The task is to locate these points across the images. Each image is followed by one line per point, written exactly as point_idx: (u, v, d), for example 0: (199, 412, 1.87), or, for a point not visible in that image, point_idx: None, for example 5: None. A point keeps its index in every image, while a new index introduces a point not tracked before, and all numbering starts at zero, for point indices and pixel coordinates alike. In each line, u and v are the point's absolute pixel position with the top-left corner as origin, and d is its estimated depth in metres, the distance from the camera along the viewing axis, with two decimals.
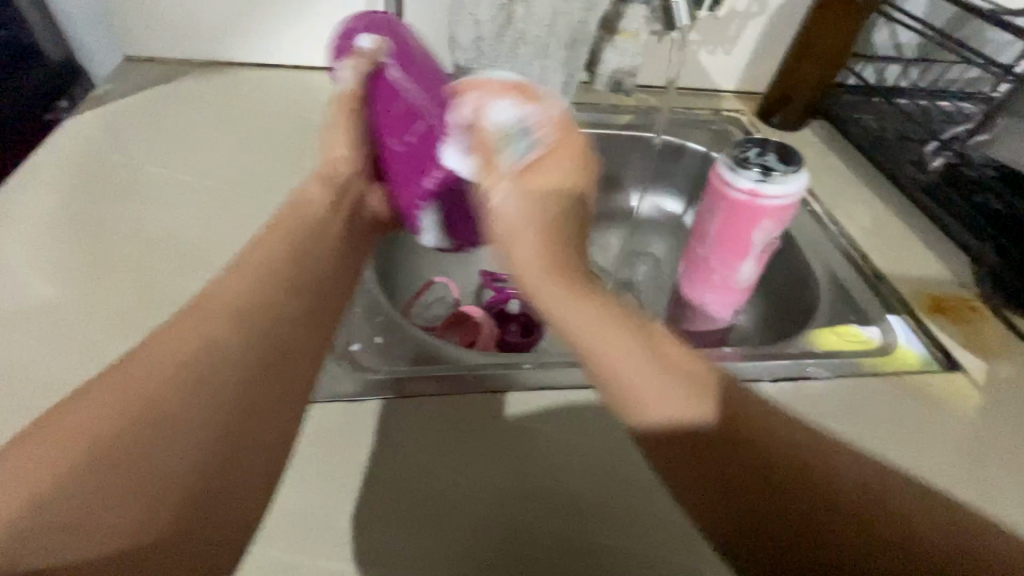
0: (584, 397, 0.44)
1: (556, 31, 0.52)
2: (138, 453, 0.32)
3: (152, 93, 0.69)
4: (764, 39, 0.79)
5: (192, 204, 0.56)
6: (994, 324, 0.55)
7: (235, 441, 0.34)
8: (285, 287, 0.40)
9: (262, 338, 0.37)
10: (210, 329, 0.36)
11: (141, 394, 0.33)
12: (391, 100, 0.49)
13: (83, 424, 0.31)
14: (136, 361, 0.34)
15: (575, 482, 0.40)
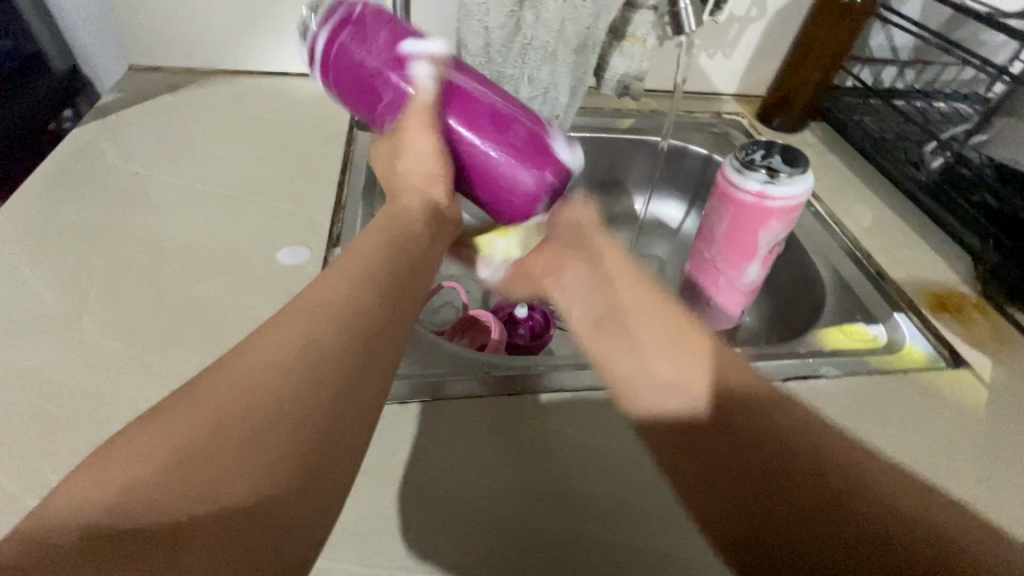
0: (601, 398, 0.45)
1: (565, 37, 0.52)
2: (229, 473, 0.23)
3: (158, 103, 0.69)
4: (764, 43, 0.80)
5: (203, 212, 0.56)
6: (997, 320, 0.56)
7: (330, 458, 0.25)
8: (379, 272, 0.33)
9: (356, 327, 0.29)
10: (305, 322, 0.29)
11: (231, 401, 0.25)
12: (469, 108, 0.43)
13: (153, 443, 0.24)
14: (220, 367, 0.27)
15: (615, 488, 0.40)
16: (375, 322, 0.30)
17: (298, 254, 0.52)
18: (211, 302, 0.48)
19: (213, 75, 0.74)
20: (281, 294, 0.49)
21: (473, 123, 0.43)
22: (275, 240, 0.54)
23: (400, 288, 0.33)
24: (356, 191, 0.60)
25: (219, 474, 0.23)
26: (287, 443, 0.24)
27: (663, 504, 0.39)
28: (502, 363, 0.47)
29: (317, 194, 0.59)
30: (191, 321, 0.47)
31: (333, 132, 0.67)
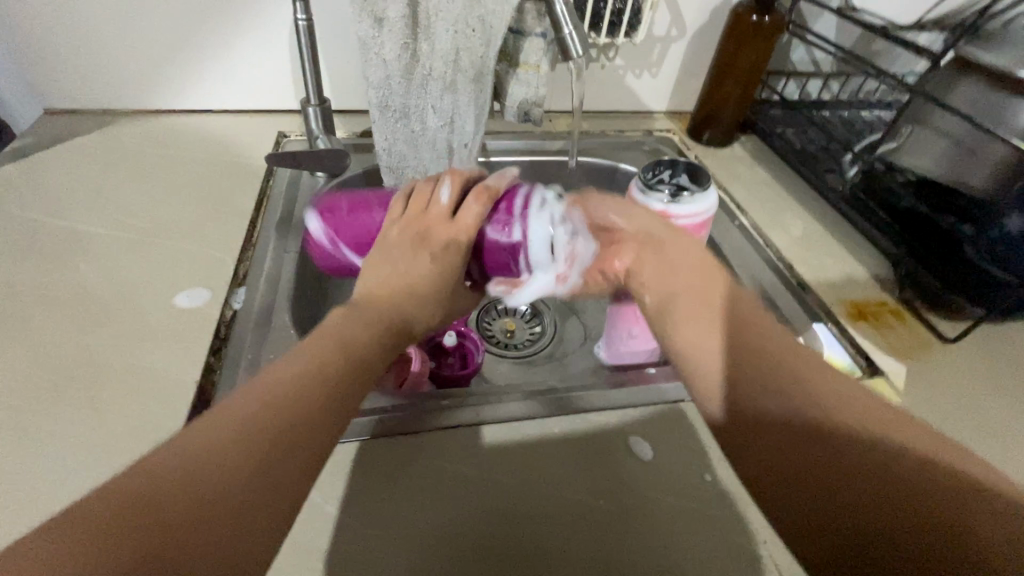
0: (526, 427, 0.45)
1: (461, 67, 0.53)
2: (191, 549, 0.24)
3: (71, 145, 0.67)
4: (687, 62, 0.82)
5: (103, 257, 0.54)
6: (913, 325, 0.56)
7: (261, 527, 0.27)
8: (332, 352, 0.35)
9: (301, 404, 0.31)
10: (268, 394, 0.31)
11: (195, 482, 0.26)
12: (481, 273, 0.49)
13: (99, 531, 0.23)
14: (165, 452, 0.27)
15: (517, 525, 0.39)
16: (321, 391, 0.32)
17: (199, 296, 0.51)
18: (98, 351, 0.46)
19: (134, 115, 0.73)
20: (175, 340, 0.47)
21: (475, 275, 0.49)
22: (176, 283, 0.52)
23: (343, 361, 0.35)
24: (270, 227, 0.59)
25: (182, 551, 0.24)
26: (233, 519, 0.26)
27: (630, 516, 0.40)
28: (392, 403, 0.45)
29: (229, 231, 0.58)
30: (72, 372, 0.44)
31: (252, 169, 0.67)
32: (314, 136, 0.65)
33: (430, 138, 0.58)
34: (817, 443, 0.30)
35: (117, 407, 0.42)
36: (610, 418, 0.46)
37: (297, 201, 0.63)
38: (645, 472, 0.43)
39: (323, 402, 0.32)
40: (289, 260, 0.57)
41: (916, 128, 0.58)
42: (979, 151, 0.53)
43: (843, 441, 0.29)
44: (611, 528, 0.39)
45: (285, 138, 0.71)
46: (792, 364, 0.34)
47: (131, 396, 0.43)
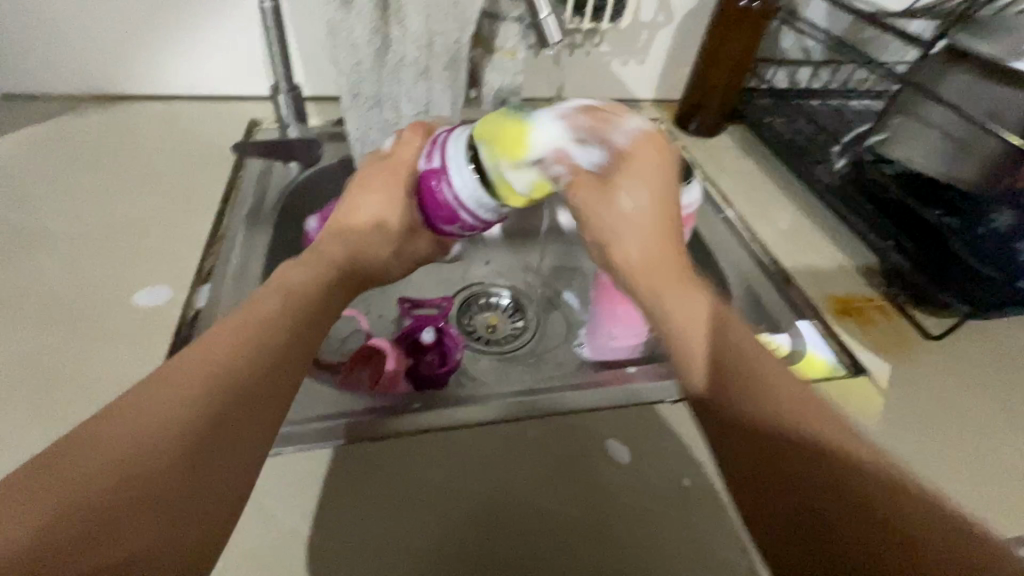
0: (500, 425, 0.44)
1: (435, 52, 0.51)
2: (138, 515, 0.23)
3: (29, 133, 0.64)
4: (674, 49, 0.79)
5: (57, 252, 0.51)
6: (898, 322, 0.55)
7: (204, 502, 0.25)
8: (278, 308, 0.34)
9: (239, 371, 0.29)
10: (207, 360, 0.29)
11: (114, 458, 0.24)
12: (430, 210, 0.46)
13: (41, 497, 0.23)
14: (101, 421, 0.26)
15: (496, 535, 0.37)
16: (266, 357, 0.30)
17: (160, 294, 0.49)
18: (50, 352, 0.44)
19: (95, 101, 0.70)
20: (133, 340, 0.45)
21: (427, 217, 0.47)
22: (135, 280, 0.50)
23: (285, 326, 0.33)
24: (238, 220, 0.56)
25: (106, 528, 0.23)
26: (178, 479, 0.25)
27: (600, 509, 0.39)
28: (360, 405, 0.43)
29: (194, 225, 0.55)
30: (20, 375, 0.42)
31: (220, 158, 0.64)
32: (285, 124, 0.63)
33: (404, 128, 0.55)
34: (786, 466, 0.30)
35: (66, 412, 0.40)
36: (588, 420, 0.45)
37: (266, 192, 0.60)
38: (622, 476, 0.41)
39: (272, 357, 0.31)
40: (257, 254, 0.54)
41: (906, 119, 0.57)
42: (970, 146, 0.52)
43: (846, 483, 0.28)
44: (579, 526, 0.38)
45: (257, 127, 0.68)
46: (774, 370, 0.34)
47: (81, 400, 0.41)
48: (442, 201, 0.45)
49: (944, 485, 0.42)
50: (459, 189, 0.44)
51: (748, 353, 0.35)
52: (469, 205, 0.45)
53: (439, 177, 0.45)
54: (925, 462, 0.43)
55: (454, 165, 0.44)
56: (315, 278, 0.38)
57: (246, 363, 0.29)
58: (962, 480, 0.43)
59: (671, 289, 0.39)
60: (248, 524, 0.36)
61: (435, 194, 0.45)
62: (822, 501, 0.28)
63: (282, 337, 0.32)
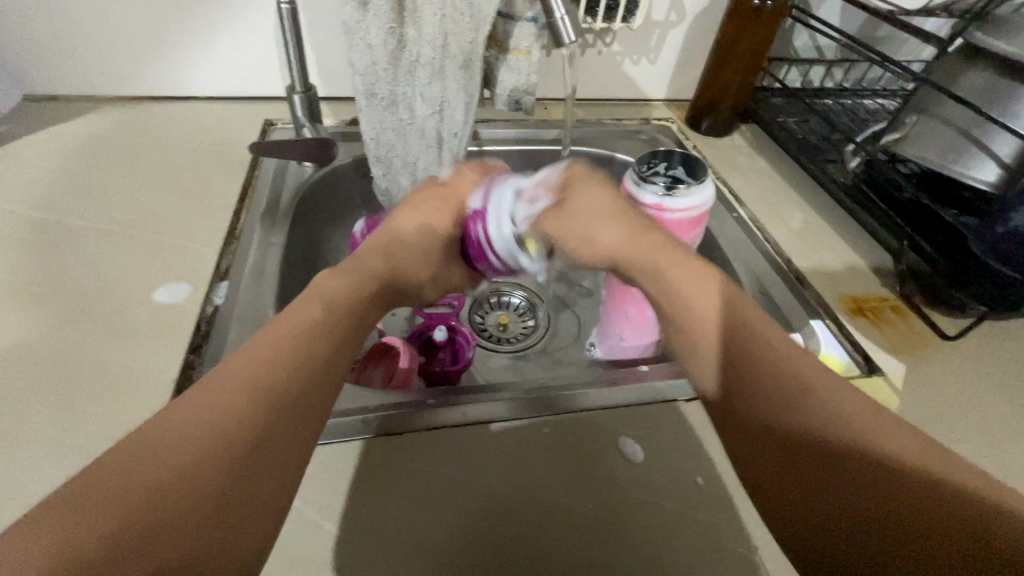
0: (523, 425, 0.44)
1: (450, 53, 0.52)
2: (192, 519, 0.25)
3: (51, 133, 0.65)
4: (686, 48, 0.79)
5: (80, 250, 0.53)
6: (912, 321, 0.55)
7: (249, 519, 0.27)
8: (319, 313, 0.34)
9: (268, 384, 0.30)
10: (252, 368, 0.30)
11: (165, 472, 0.25)
12: (467, 251, 0.50)
13: (102, 500, 0.24)
14: (154, 428, 0.27)
15: (509, 529, 0.38)
16: (305, 367, 0.31)
17: (179, 291, 0.50)
18: (73, 347, 0.45)
19: (114, 102, 0.71)
20: (154, 336, 0.46)
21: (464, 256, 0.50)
22: (155, 277, 0.51)
23: (319, 340, 0.33)
24: (254, 219, 0.57)
25: (160, 542, 0.24)
26: (227, 485, 0.26)
27: (626, 513, 0.39)
28: (376, 401, 0.44)
29: (212, 223, 0.56)
30: (46, 369, 0.43)
31: (236, 158, 0.65)
32: (300, 125, 0.63)
33: (418, 127, 0.56)
34: (810, 469, 0.30)
35: (90, 406, 0.41)
36: (601, 418, 0.45)
37: (282, 191, 0.61)
38: (637, 476, 0.41)
39: (311, 366, 0.32)
40: (273, 252, 0.55)
41: (921, 118, 0.57)
42: (984, 143, 0.52)
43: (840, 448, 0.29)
44: (605, 529, 0.39)
45: (272, 127, 0.69)
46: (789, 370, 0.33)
47: (104, 395, 0.42)
48: (477, 242, 0.48)
49: None
50: (493, 235, 0.47)
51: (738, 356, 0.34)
52: (499, 252, 0.48)
53: (477, 220, 0.48)
54: None
55: (490, 210, 0.47)
56: (344, 286, 0.38)
57: (286, 372, 0.31)
58: None
59: (689, 284, 0.38)
60: None
61: (472, 233, 0.48)
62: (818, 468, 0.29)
63: (322, 344, 0.33)
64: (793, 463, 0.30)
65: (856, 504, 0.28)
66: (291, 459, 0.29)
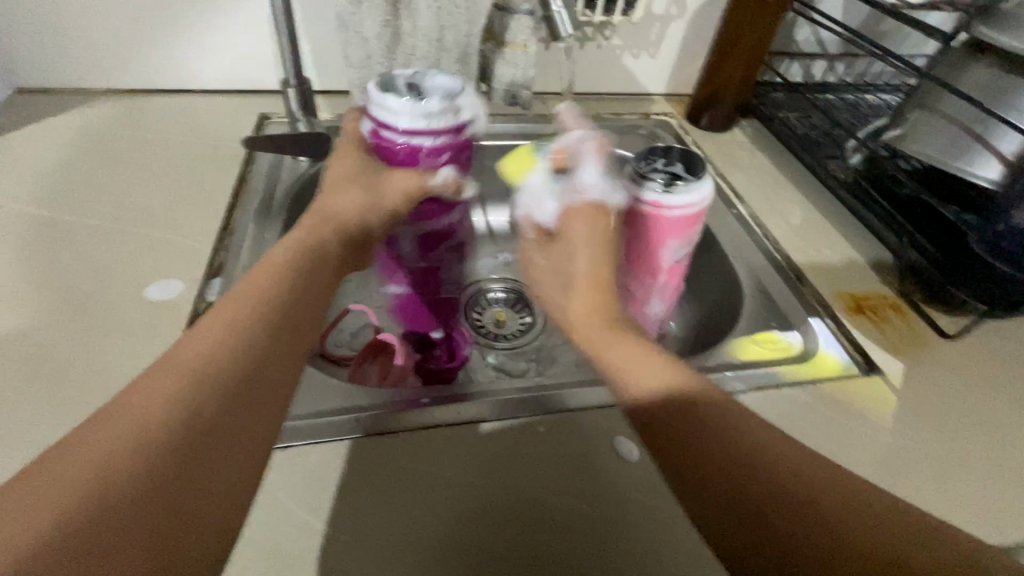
0: (518, 423, 0.44)
1: (446, 46, 0.51)
2: (136, 518, 0.24)
3: (41, 126, 0.64)
4: (686, 42, 0.78)
5: (71, 245, 0.52)
6: (911, 320, 0.54)
7: (193, 514, 0.25)
8: (254, 304, 0.33)
9: (209, 379, 0.29)
10: (188, 365, 0.29)
11: (93, 468, 0.24)
12: (413, 160, 0.46)
13: (35, 509, 0.23)
14: (86, 433, 0.26)
15: (495, 526, 0.38)
16: (250, 358, 0.30)
17: (170, 288, 0.49)
18: (63, 345, 0.44)
19: (108, 95, 0.70)
20: (146, 333, 0.45)
21: (420, 161, 0.46)
22: (146, 274, 0.50)
23: (270, 332, 0.32)
24: (248, 215, 0.57)
25: (86, 539, 0.22)
26: (173, 483, 0.25)
27: (614, 512, 0.39)
28: (369, 400, 0.44)
29: (205, 218, 0.56)
30: (39, 365, 0.43)
31: (230, 152, 0.64)
32: (294, 119, 0.63)
33: None
34: (783, 521, 0.29)
35: (80, 404, 0.41)
36: (596, 416, 0.44)
37: (277, 187, 0.60)
38: (629, 474, 0.41)
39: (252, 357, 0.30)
40: (267, 248, 0.54)
41: (922, 113, 0.56)
42: (987, 139, 0.52)
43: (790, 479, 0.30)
44: (591, 526, 0.38)
45: (266, 121, 0.69)
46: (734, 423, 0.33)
47: (94, 393, 0.41)
48: (400, 138, 0.45)
49: (958, 487, 0.42)
50: (400, 122, 0.44)
51: (687, 430, 0.33)
52: (417, 125, 0.44)
53: (384, 129, 0.45)
54: (940, 462, 0.43)
55: (378, 114, 0.44)
56: (293, 269, 0.37)
57: (229, 367, 0.29)
58: (977, 481, 0.42)
59: (636, 360, 0.37)
60: (261, 517, 0.37)
61: (394, 144, 0.45)
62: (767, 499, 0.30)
63: (260, 335, 0.32)
64: (760, 524, 0.30)
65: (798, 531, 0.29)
66: (246, 450, 0.28)
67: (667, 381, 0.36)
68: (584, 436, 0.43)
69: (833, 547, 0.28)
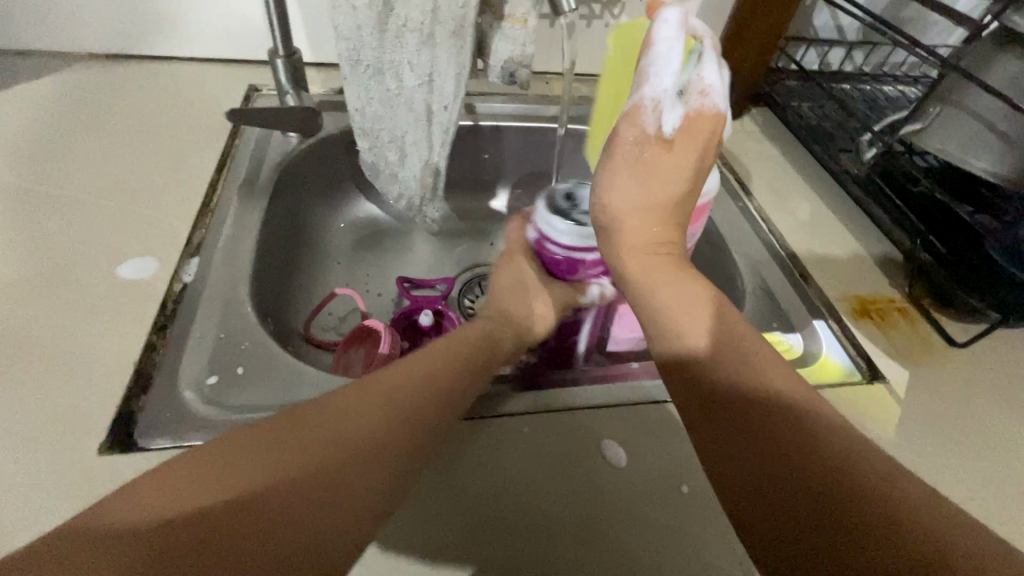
0: (505, 421, 0.41)
1: (441, 18, 0.48)
2: (266, 514, 0.26)
3: (18, 90, 0.62)
4: (697, 24, 0.75)
5: (42, 218, 0.50)
6: (919, 325, 0.52)
7: (316, 536, 0.27)
8: (441, 362, 0.39)
9: (373, 417, 0.33)
10: (366, 396, 0.34)
11: (277, 452, 0.29)
12: (569, 269, 0.49)
13: (204, 475, 0.27)
14: (275, 425, 0.31)
15: (476, 532, 0.35)
16: (406, 411, 0.34)
17: (146, 267, 0.47)
18: (26, 324, 0.42)
19: (89, 59, 0.67)
20: (117, 313, 0.43)
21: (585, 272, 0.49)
22: (121, 250, 0.48)
23: (431, 392, 0.36)
24: (232, 191, 0.54)
25: (239, 518, 0.26)
26: (302, 496, 0.28)
27: (605, 525, 0.36)
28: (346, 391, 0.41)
29: (186, 194, 0.53)
30: (3, 344, 0.41)
31: (216, 125, 0.61)
32: (283, 92, 0.60)
33: (407, 99, 0.52)
34: (798, 474, 0.29)
35: (43, 386, 0.39)
36: (588, 417, 0.41)
37: (264, 163, 0.58)
38: (619, 482, 0.38)
39: (411, 410, 0.34)
40: (249, 228, 0.52)
41: (943, 108, 0.53)
42: (1011, 138, 0.49)
43: (798, 433, 0.30)
44: (578, 536, 0.36)
45: (255, 93, 0.65)
46: (757, 383, 0.33)
47: (56, 376, 0.39)
48: (564, 257, 0.48)
49: (960, 503, 0.40)
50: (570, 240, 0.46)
51: (722, 384, 0.34)
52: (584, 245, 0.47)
53: (551, 241, 0.48)
54: (941, 476, 0.41)
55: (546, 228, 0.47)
56: (479, 340, 0.44)
57: (397, 415, 0.33)
58: (978, 498, 0.41)
59: (681, 317, 0.37)
60: None
61: (554, 254, 0.48)
62: (780, 454, 0.30)
63: (430, 392, 0.36)
64: (781, 483, 0.29)
65: (818, 490, 0.28)
66: (366, 492, 0.30)
67: (702, 340, 0.36)
68: (575, 440, 0.40)
69: (842, 498, 0.27)
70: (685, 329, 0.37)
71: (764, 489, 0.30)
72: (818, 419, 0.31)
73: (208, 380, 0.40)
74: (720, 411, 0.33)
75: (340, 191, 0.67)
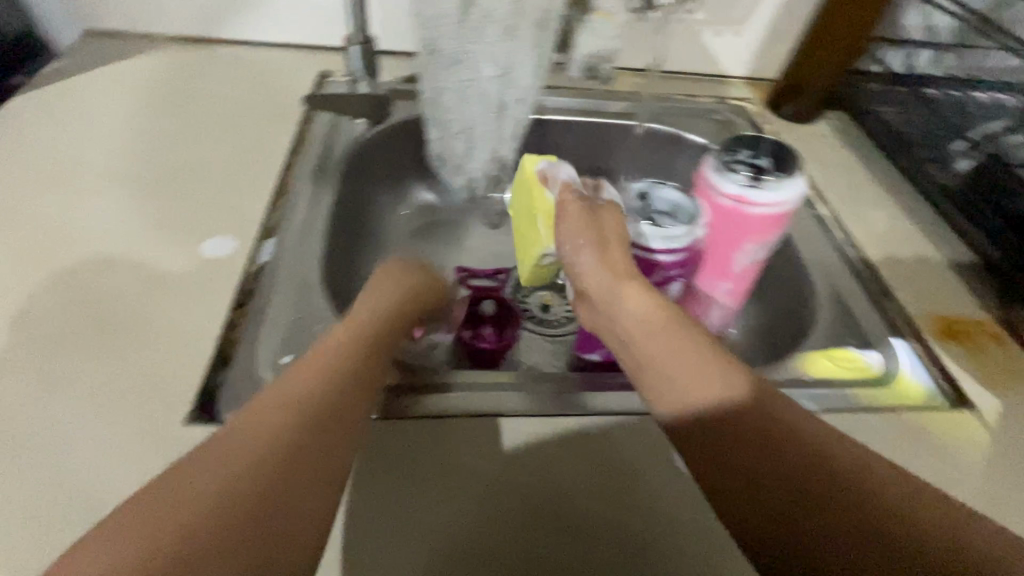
0: (568, 422, 0.40)
1: (524, 13, 0.49)
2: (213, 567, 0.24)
3: (107, 69, 0.64)
4: (777, 21, 0.72)
5: (128, 194, 0.52)
6: (1010, 351, 0.49)
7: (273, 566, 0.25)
8: (339, 351, 0.34)
9: (284, 432, 0.29)
10: (271, 409, 0.29)
11: (202, 498, 0.26)
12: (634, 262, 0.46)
13: (122, 547, 0.24)
14: (184, 468, 0.27)
15: (528, 534, 0.35)
16: (329, 411, 0.30)
17: (223, 246, 0.48)
18: (114, 295, 0.44)
19: (172, 41, 0.70)
20: (197, 290, 0.45)
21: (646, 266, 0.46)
22: (201, 228, 0.50)
23: (350, 387, 0.32)
24: (304, 175, 0.55)
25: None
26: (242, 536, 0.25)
27: (664, 536, 0.36)
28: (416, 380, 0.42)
29: (260, 177, 0.55)
30: (93, 313, 0.43)
31: (289, 109, 0.62)
32: (356, 78, 0.60)
33: (479, 90, 0.52)
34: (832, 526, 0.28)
35: (129, 356, 0.41)
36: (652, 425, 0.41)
37: (334, 148, 0.59)
38: (682, 491, 0.38)
39: (331, 409, 0.31)
40: (321, 212, 0.53)
41: None
42: None
43: (829, 478, 0.29)
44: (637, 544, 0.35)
45: (327, 79, 0.67)
46: (791, 424, 0.31)
47: (141, 347, 0.41)
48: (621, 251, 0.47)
49: None
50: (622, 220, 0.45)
51: (743, 430, 0.32)
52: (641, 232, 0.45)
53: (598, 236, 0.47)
54: None
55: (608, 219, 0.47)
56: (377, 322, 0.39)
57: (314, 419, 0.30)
58: None
59: (681, 360, 0.34)
60: None
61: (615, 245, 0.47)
62: (811, 509, 0.29)
63: (343, 389, 0.32)
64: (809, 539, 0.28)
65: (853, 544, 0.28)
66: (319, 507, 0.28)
67: (715, 382, 0.33)
68: (632, 447, 0.39)
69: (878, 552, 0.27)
70: (695, 364, 0.34)
71: (793, 548, 0.29)
72: (848, 458, 0.30)
73: (282, 360, 0.41)
74: (745, 460, 0.31)
75: (402, 179, 0.68)
